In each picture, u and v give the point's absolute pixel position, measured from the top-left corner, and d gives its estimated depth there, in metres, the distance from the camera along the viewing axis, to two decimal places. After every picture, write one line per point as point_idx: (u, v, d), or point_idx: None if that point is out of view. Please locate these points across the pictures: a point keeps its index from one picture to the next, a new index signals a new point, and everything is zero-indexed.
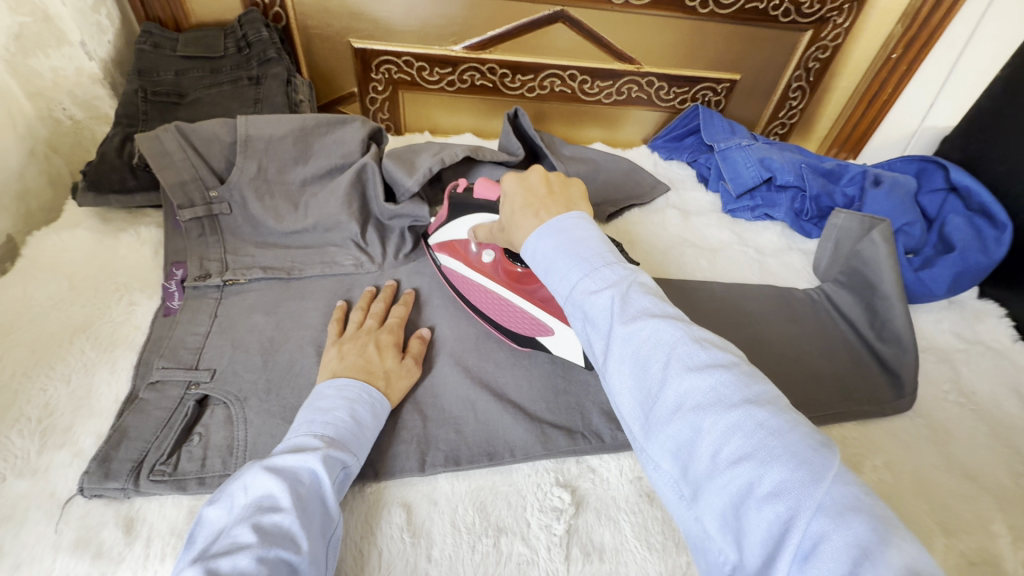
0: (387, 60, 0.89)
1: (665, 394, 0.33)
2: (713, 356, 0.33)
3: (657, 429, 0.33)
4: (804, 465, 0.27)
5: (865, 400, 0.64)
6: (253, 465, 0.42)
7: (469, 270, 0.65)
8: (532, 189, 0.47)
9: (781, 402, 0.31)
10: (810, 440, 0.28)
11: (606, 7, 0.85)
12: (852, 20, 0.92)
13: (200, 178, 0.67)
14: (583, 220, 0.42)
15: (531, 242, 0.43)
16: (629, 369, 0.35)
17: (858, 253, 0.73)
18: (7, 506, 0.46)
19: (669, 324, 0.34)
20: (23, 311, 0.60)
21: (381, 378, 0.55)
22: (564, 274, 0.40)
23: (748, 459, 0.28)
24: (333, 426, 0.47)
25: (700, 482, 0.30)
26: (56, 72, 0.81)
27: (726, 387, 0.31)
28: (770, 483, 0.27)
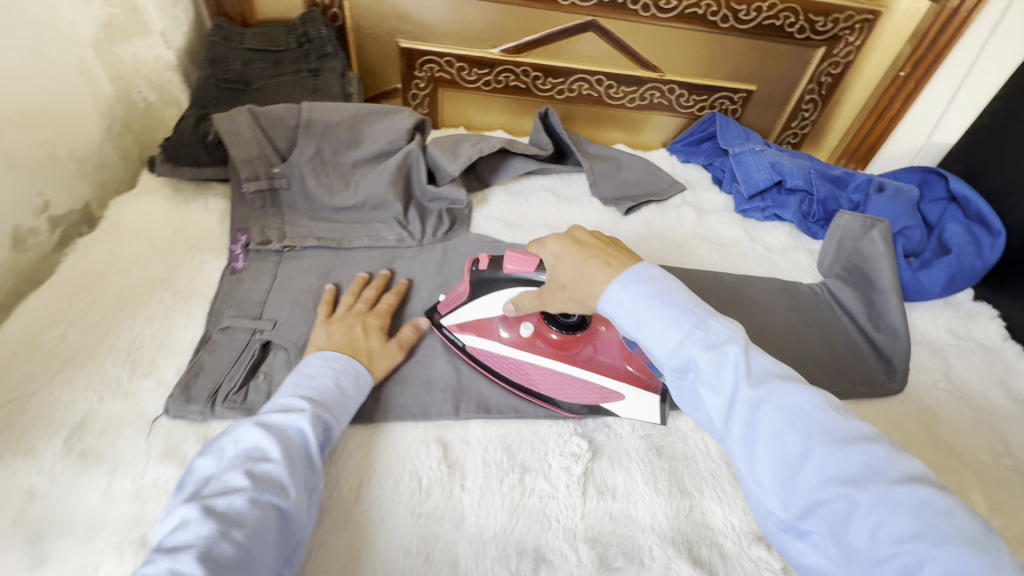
0: (430, 60, 0.97)
1: (809, 464, 0.36)
2: (855, 429, 0.36)
3: (803, 498, 0.35)
4: (980, 548, 0.30)
5: (858, 382, 0.69)
6: (243, 422, 0.46)
7: (511, 349, 0.62)
8: (585, 245, 0.51)
9: (932, 479, 0.34)
10: (976, 522, 0.31)
11: (633, 18, 0.93)
12: (863, 40, 0.99)
13: (266, 156, 0.75)
14: (663, 271, 0.46)
15: (615, 293, 0.46)
16: (763, 436, 0.38)
17: (859, 251, 0.79)
18: (105, 421, 0.53)
19: (802, 393, 0.38)
20: (111, 264, 0.68)
21: (365, 355, 0.59)
22: (670, 330, 0.43)
23: (916, 537, 0.31)
24: (318, 391, 0.52)
25: (856, 554, 0.33)
26: (138, 58, 0.91)
27: (875, 461, 0.34)
28: (946, 564, 0.29)
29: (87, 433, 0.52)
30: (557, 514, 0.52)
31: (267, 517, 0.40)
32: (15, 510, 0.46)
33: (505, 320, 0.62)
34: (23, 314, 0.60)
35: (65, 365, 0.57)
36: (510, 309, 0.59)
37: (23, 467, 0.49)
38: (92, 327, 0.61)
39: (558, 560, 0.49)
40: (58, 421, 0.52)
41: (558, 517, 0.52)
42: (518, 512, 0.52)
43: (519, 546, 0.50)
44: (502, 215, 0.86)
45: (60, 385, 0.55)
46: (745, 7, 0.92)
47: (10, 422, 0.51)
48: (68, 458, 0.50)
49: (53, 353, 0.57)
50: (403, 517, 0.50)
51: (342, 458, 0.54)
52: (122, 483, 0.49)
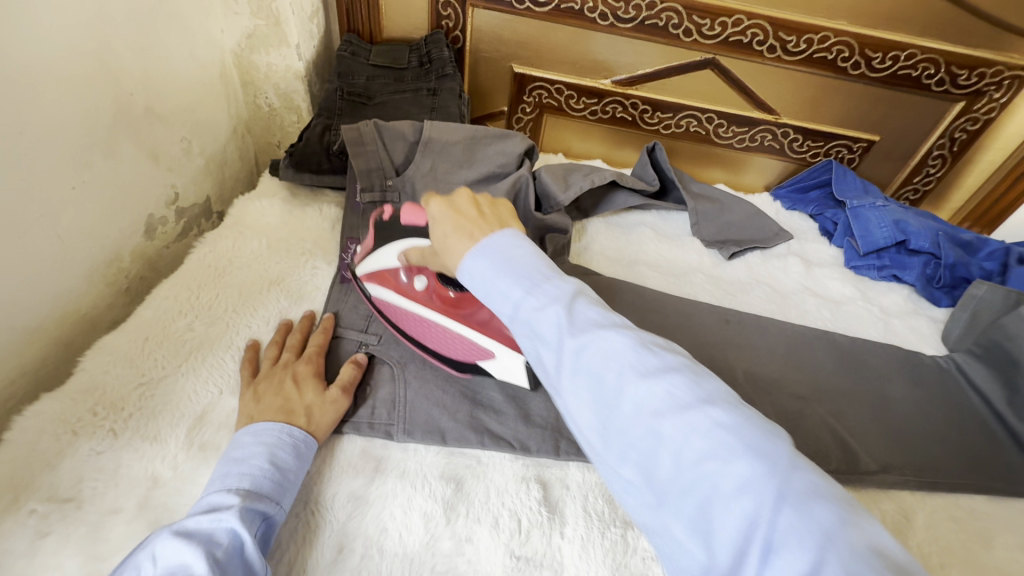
0: (541, 86, 0.98)
1: (622, 401, 0.34)
2: (664, 361, 0.35)
3: (618, 439, 0.34)
4: (763, 458, 0.29)
5: (995, 477, 0.62)
6: (160, 533, 0.39)
7: (402, 299, 0.63)
8: (460, 212, 0.49)
9: (731, 399, 0.33)
10: (765, 435, 0.31)
11: (757, 59, 0.90)
12: (1010, 97, 0.91)
13: (383, 169, 0.77)
14: (516, 238, 0.44)
15: (468, 263, 0.44)
16: (584, 381, 0.36)
17: (1001, 326, 0.70)
18: (224, 415, 0.55)
19: (617, 331, 0.36)
20: (233, 260, 0.71)
21: (302, 415, 0.52)
22: (507, 288, 0.41)
23: (711, 457, 0.30)
24: (251, 477, 0.45)
25: (664, 488, 0.31)
26: (270, 66, 0.95)
27: (678, 389, 0.33)
28: (737, 478, 0.29)
29: (206, 426, 0.54)
30: None
31: None
32: (141, 495, 0.48)
33: (404, 270, 0.64)
34: (155, 301, 0.64)
35: (190, 355, 0.59)
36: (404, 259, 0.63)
37: (149, 453, 0.51)
38: (215, 320, 0.63)
39: None
40: (182, 411, 0.54)
41: None
42: (620, 571, 0.49)
43: None
44: (602, 248, 0.84)
45: (184, 373, 0.57)
46: (881, 55, 0.87)
47: (141, 406, 0.54)
48: (189, 450, 0.52)
49: (180, 342, 0.60)
50: (503, 559, 0.49)
51: (443, 486, 0.53)
52: None
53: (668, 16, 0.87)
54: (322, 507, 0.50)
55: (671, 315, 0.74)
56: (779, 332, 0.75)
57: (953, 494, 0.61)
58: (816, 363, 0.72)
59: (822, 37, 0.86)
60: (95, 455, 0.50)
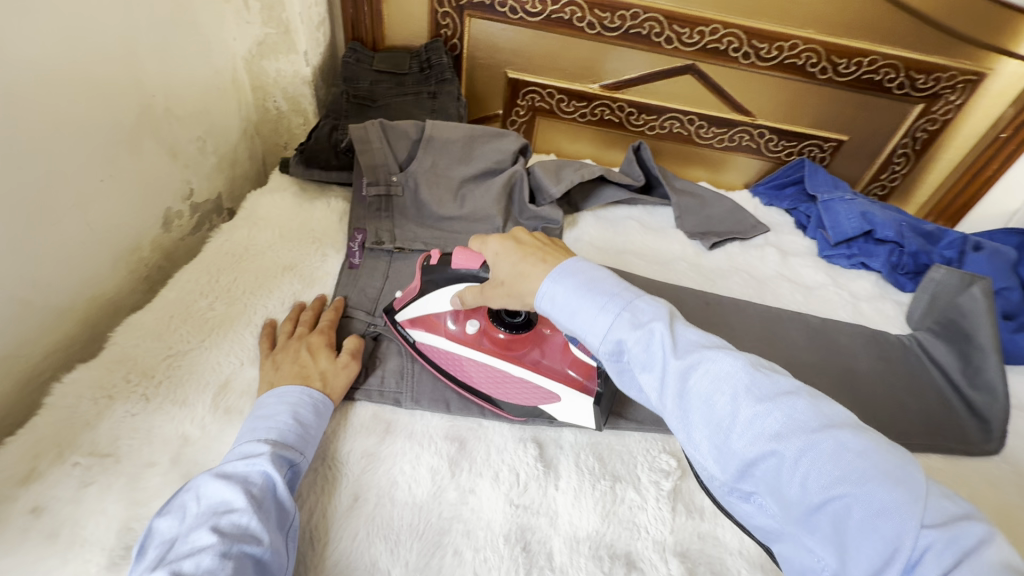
0: (533, 90, 1.05)
1: (738, 424, 0.38)
2: (778, 384, 0.39)
3: (734, 459, 0.38)
4: (897, 481, 0.33)
5: (950, 438, 0.68)
6: (202, 475, 0.44)
7: (454, 345, 0.63)
8: (524, 245, 0.54)
9: (850, 421, 0.36)
10: (893, 456, 0.34)
11: (732, 64, 0.97)
12: (965, 99, 0.98)
13: (388, 165, 0.82)
14: (592, 264, 0.49)
15: (548, 289, 0.49)
16: (695, 404, 0.40)
17: (956, 305, 0.78)
18: (245, 383, 0.60)
19: (725, 356, 0.40)
20: (248, 248, 0.76)
21: (317, 379, 0.57)
22: (598, 315, 0.45)
23: (842, 480, 0.34)
24: (278, 430, 0.50)
25: (791, 505, 0.35)
26: (279, 72, 1.01)
27: (798, 413, 0.37)
28: (870, 501, 0.33)
29: (230, 393, 0.59)
30: (646, 525, 0.54)
31: (243, 569, 0.39)
32: (173, 451, 0.53)
33: (452, 316, 0.63)
34: (178, 284, 0.69)
35: (212, 332, 0.64)
36: (457, 302, 0.61)
37: (179, 415, 0.55)
38: (233, 301, 0.68)
39: (647, 568, 0.51)
40: (206, 379, 0.59)
41: (647, 528, 0.54)
42: (610, 517, 0.54)
43: (610, 549, 0.52)
44: (592, 239, 0.90)
45: (208, 347, 0.62)
46: (845, 61, 0.95)
47: (169, 374, 0.59)
48: (215, 413, 0.57)
49: (202, 320, 0.65)
50: (502, 507, 0.54)
51: (448, 445, 0.58)
52: None
53: (650, 25, 0.94)
54: (337, 462, 0.55)
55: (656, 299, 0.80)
56: (756, 313, 0.81)
57: (913, 453, 0.67)
58: (789, 340, 0.78)
59: (791, 44, 0.94)
60: (130, 416, 0.54)
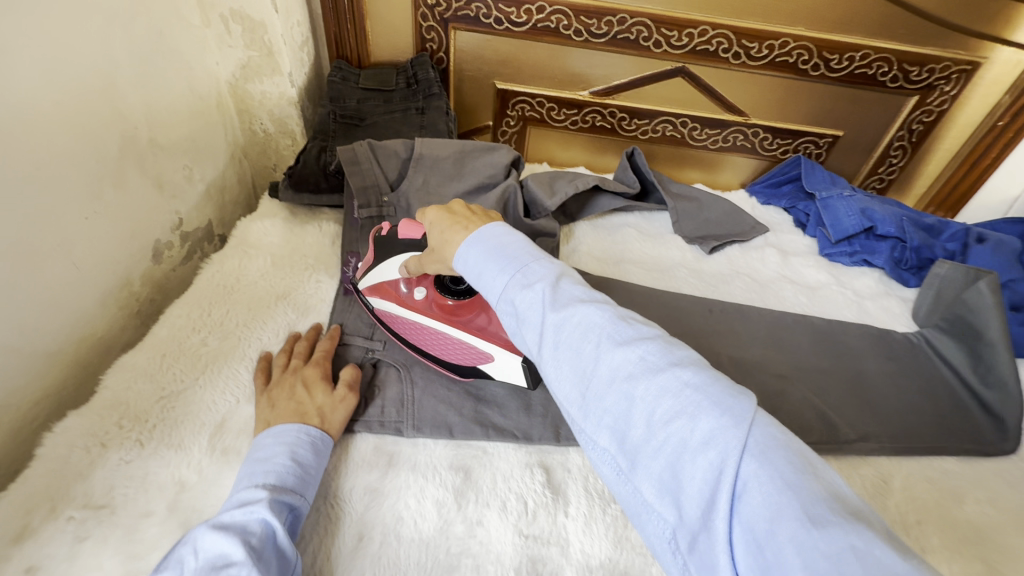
0: (523, 100, 1.04)
1: (600, 368, 0.38)
2: (638, 331, 0.38)
3: (596, 406, 0.37)
4: (726, 411, 0.32)
5: (966, 439, 0.67)
6: (198, 527, 0.43)
7: (402, 309, 0.66)
8: (456, 213, 0.54)
9: (700, 363, 0.36)
10: (731, 390, 0.34)
11: (723, 65, 0.96)
12: (960, 89, 0.97)
13: (378, 185, 0.81)
14: (505, 227, 0.49)
15: (462, 252, 0.49)
16: (564, 352, 0.40)
17: (962, 301, 0.76)
18: (242, 422, 0.58)
19: (596, 308, 0.40)
20: (240, 278, 0.75)
21: (315, 417, 0.55)
22: (497, 276, 0.45)
23: (680, 414, 0.33)
24: (276, 473, 0.49)
25: (638, 447, 0.35)
26: (265, 94, 0.99)
27: (650, 355, 0.37)
28: (702, 431, 0.32)
29: (226, 433, 0.57)
30: None
31: None
32: (170, 499, 0.51)
33: (404, 282, 0.67)
34: (170, 320, 0.67)
35: (206, 368, 0.63)
36: (405, 271, 0.65)
37: (174, 460, 0.54)
38: (227, 334, 0.67)
39: None
40: (201, 420, 0.58)
41: None
42: (622, 543, 0.53)
43: None
44: (589, 248, 0.89)
45: (202, 386, 0.61)
46: (837, 57, 0.94)
47: (163, 417, 0.57)
48: (212, 454, 0.55)
49: (195, 357, 0.64)
50: (512, 538, 0.52)
51: (453, 476, 0.57)
52: None
53: (638, 30, 0.92)
54: (342, 500, 0.53)
55: (658, 308, 0.79)
56: (760, 318, 0.80)
57: (928, 457, 0.65)
58: (794, 344, 0.77)
59: (781, 43, 0.92)
60: (124, 464, 0.53)
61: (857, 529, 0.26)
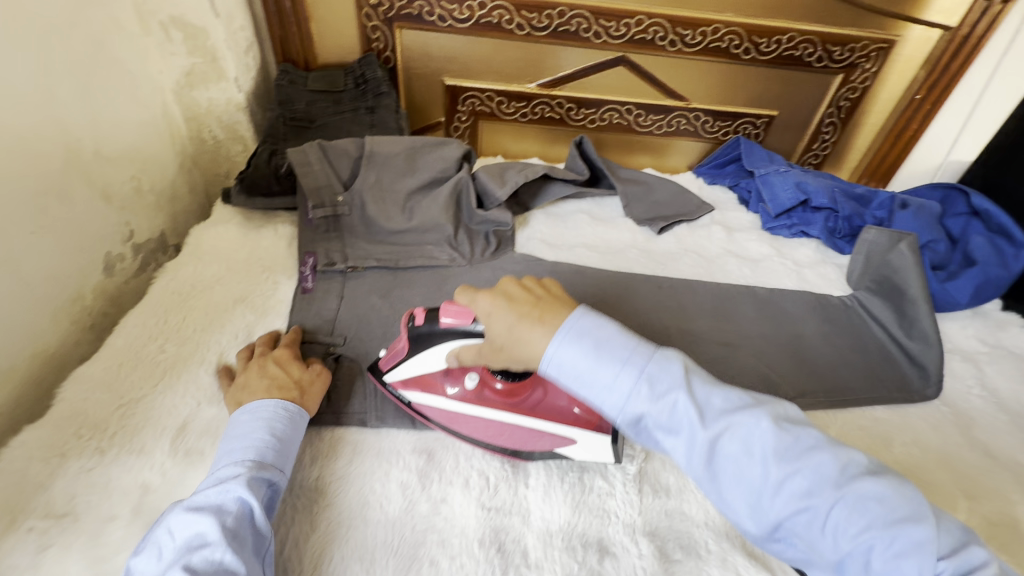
0: (472, 95, 1.06)
1: (772, 485, 0.40)
2: (799, 441, 0.41)
3: (771, 517, 0.41)
4: (911, 517, 0.37)
5: (893, 388, 0.73)
6: (176, 507, 0.44)
7: (455, 402, 0.60)
8: (516, 301, 0.50)
9: (862, 464, 0.40)
10: (903, 492, 0.38)
11: (661, 52, 1.00)
12: (880, 66, 1.04)
13: (331, 185, 0.82)
14: (597, 317, 0.48)
15: (556, 353, 0.46)
16: (729, 468, 0.42)
17: (888, 262, 0.83)
18: (204, 424, 0.59)
19: (750, 418, 0.42)
20: (196, 284, 0.75)
21: (294, 387, 0.58)
22: (618, 386, 0.45)
23: (870, 528, 0.37)
24: (255, 449, 0.50)
25: (826, 555, 0.39)
26: (211, 101, 0.98)
27: (820, 467, 0.40)
28: (894, 544, 0.36)
29: (189, 434, 0.58)
30: (616, 509, 0.56)
31: None
32: (134, 501, 0.52)
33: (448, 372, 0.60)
34: (126, 329, 0.67)
35: (165, 374, 0.63)
36: (452, 361, 0.56)
37: (137, 464, 0.55)
38: (185, 340, 0.67)
39: (620, 552, 0.53)
40: (163, 424, 0.58)
41: (616, 513, 0.56)
42: (580, 507, 0.56)
43: (583, 538, 0.54)
44: (543, 236, 0.92)
45: (161, 391, 0.61)
46: (766, 40, 0.99)
47: (123, 424, 0.57)
48: (175, 457, 0.56)
49: (153, 364, 0.64)
50: (475, 512, 0.55)
51: (417, 458, 0.59)
52: None
53: (578, 21, 0.96)
54: (307, 489, 0.55)
55: (611, 289, 0.82)
56: (707, 292, 0.84)
57: (861, 408, 0.71)
58: (739, 314, 0.81)
59: (713, 29, 0.97)
60: (85, 472, 0.53)
61: None
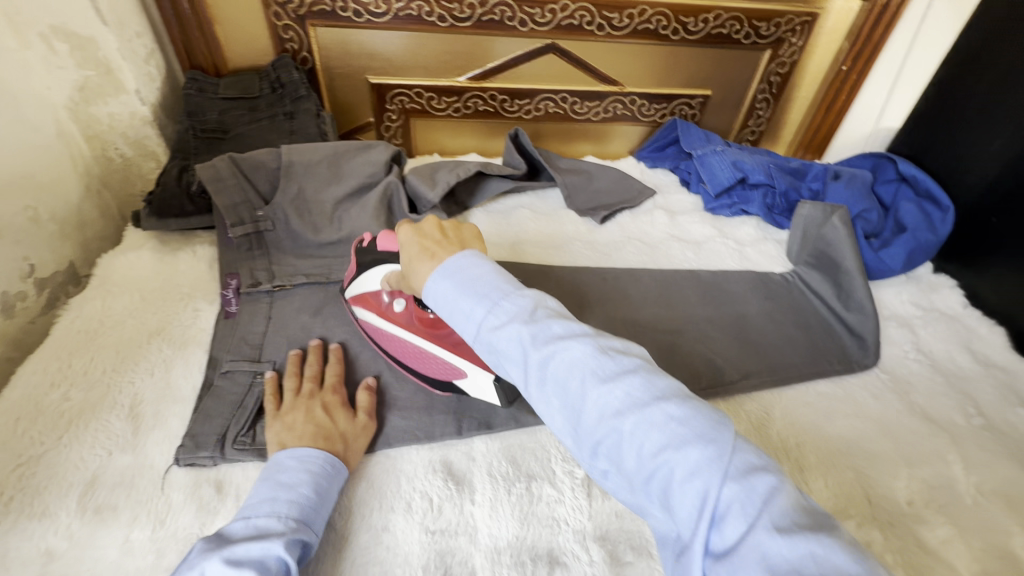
0: (401, 92, 1.01)
1: (587, 405, 0.37)
2: (621, 364, 0.38)
3: (587, 437, 0.37)
4: (712, 443, 0.33)
5: (835, 361, 0.74)
6: (212, 557, 0.41)
7: (384, 322, 0.65)
8: (425, 235, 0.52)
9: (682, 392, 0.37)
10: (713, 421, 0.35)
11: (590, 37, 0.98)
12: (805, 40, 1.06)
13: (249, 201, 0.77)
14: (476, 257, 0.47)
15: (431, 284, 0.47)
16: (553, 387, 0.39)
17: (822, 236, 0.84)
18: (117, 475, 0.54)
19: (576, 342, 0.39)
20: (104, 319, 0.69)
21: (339, 440, 0.55)
22: (469, 313, 0.44)
23: (667, 447, 0.34)
24: (299, 505, 0.47)
25: (632, 475, 0.35)
26: (113, 116, 0.89)
27: (635, 389, 0.37)
28: (689, 463, 0.33)
29: (100, 488, 0.53)
30: (566, 517, 0.55)
31: None
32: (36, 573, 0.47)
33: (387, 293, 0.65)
34: (24, 378, 0.61)
35: (71, 424, 0.58)
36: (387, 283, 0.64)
37: (39, 530, 0.50)
38: (93, 384, 0.62)
39: (570, 561, 0.51)
40: (69, 480, 0.53)
41: (567, 520, 0.54)
42: (528, 519, 0.54)
43: (532, 552, 0.52)
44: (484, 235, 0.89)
45: (67, 443, 0.56)
46: (693, 19, 0.98)
47: (22, 487, 0.52)
48: (83, 516, 0.51)
49: (57, 414, 0.58)
50: (419, 537, 0.52)
51: (350, 485, 0.56)
52: (140, 534, 0.50)
53: (501, 10, 0.92)
54: None
55: (554, 284, 0.80)
56: (651, 280, 0.84)
57: (804, 383, 0.71)
58: (683, 300, 0.81)
59: (640, 10, 0.95)
60: None
61: (819, 538, 0.28)
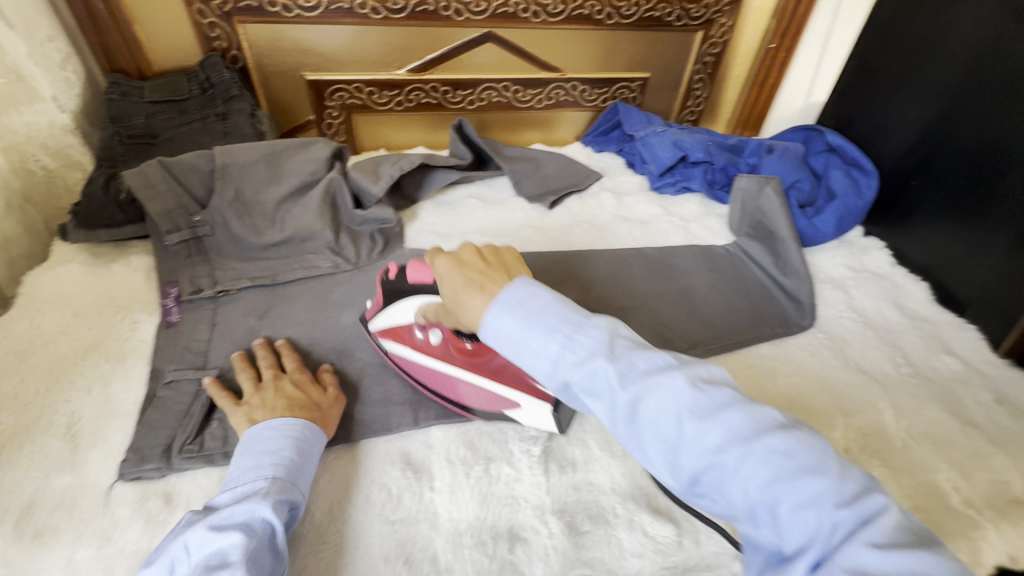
0: (340, 88, 0.99)
1: (687, 444, 0.34)
2: (716, 398, 0.35)
3: (687, 476, 0.34)
4: (823, 474, 0.30)
5: (774, 324, 0.78)
6: (197, 525, 0.42)
7: (421, 356, 0.61)
8: (467, 265, 0.46)
9: (782, 419, 0.34)
10: (818, 449, 0.32)
11: (528, 24, 0.99)
12: (734, 20, 1.09)
13: (184, 206, 0.75)
14: (533, 285, 0.42)
15: (489, 321, 0.42)
16: (645, 426, 0.36)
17: (759, 208, 0.88)
18: (56, 497, 0.52)
19: (664, 375, 0.36)
20: (34, 338, 0.65)
21: (316, 407, 0.56)
22: (541, 351, 0.39)
23: (778, 480, 0.31)
24: (283, 466, 0.48)
25: (740, 511, 0.32)
26: (30, 126, 0.82)
27: (735, 424, 0.33)
28: (802, 497, 0.30)
29: (38, 512, 0.51)
30: (524, 494, 0.56)
31: None
32: None
33: (418, 325, 0.62)
34: None
35: (3, 449, 0.55)
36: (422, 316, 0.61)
37: None
38: (26, 406, 0.59)
39: (530, 536, 0.53)
40: (3, 507, 0.51)
41: (525, 497, 0.56)
42: (487, 499, 0.55)
43: (493, 531, 0.53)
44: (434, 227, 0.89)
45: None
46: (626, 4, 1.00)
47: None
48: (21, 541, 0.49)
49: None
50: (379, 528, 0.52)
51: None
52: (85, 554, 0.48)
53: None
54: None
55: None
56: (601, 261, 0.85)
57: (749, 348, 0.75)
58: (632, 278, 0.83)
59: None
60: None
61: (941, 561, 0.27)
